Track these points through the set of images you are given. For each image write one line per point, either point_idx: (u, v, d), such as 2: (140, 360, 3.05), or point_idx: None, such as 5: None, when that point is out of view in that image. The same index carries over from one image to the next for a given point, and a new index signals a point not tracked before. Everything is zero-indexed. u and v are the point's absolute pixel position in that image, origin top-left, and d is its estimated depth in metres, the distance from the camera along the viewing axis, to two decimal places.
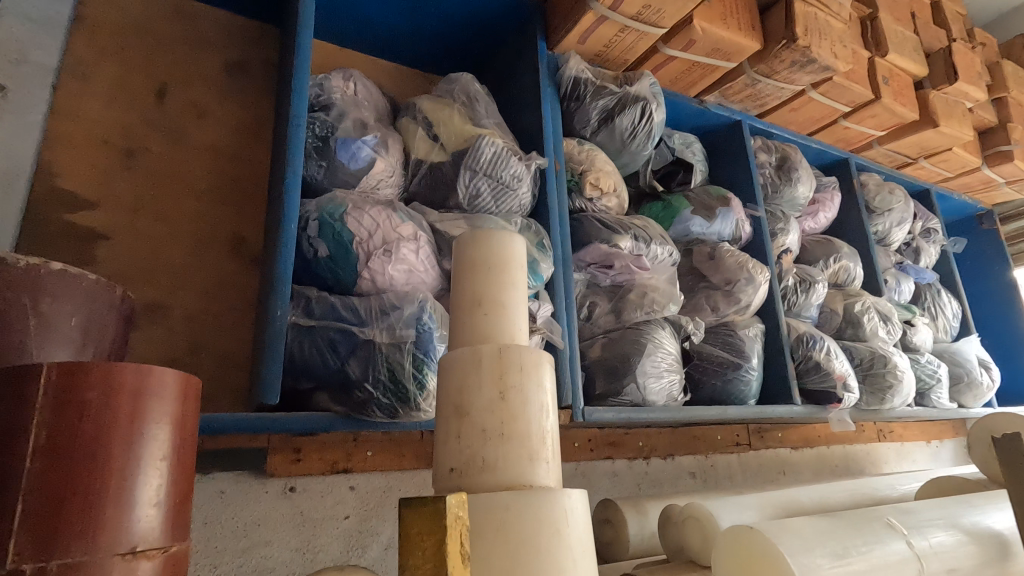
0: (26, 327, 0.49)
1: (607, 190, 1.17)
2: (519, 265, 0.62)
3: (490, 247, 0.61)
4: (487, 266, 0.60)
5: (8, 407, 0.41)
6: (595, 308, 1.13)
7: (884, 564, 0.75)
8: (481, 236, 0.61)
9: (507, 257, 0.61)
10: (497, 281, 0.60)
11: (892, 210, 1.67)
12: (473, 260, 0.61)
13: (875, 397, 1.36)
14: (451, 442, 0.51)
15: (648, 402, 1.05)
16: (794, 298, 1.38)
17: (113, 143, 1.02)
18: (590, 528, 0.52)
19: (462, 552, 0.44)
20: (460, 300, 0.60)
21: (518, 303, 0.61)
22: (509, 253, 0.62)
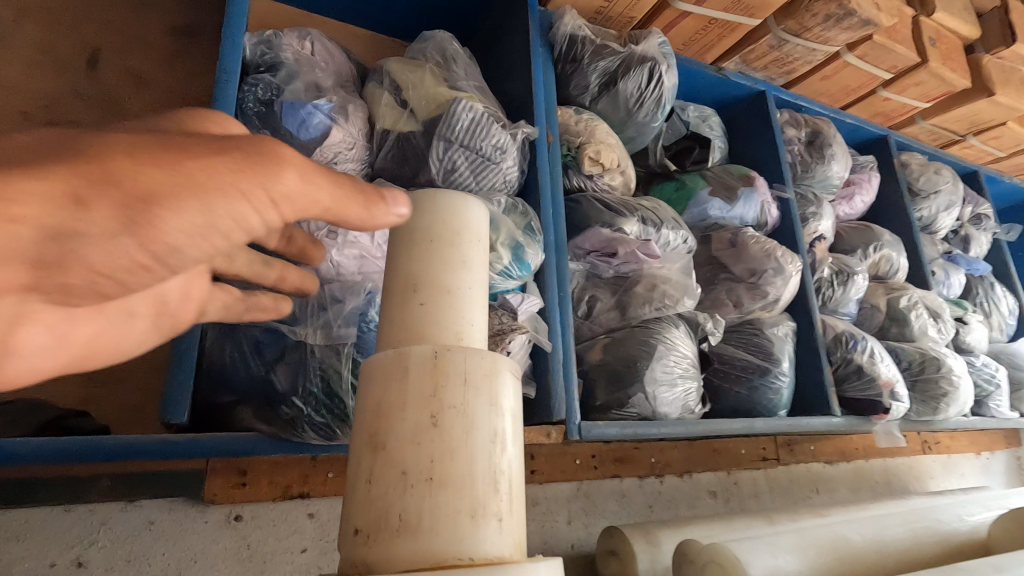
0: None
1: (610, 165, 1.01)
2: (473, 240, 0.48)
3: (432, 217, 0.47)
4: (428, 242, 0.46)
5: None
6: (596, 303, 0.96)
7: None
8: (420, 203, 0.47)
9: (456, 230, 0.47)
10: (440, 262, 0.46)
11: (939, 192, 1.47)
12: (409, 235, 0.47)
13: (927, 407, 1.16)
14: (360, 487, 0.38)
15: (659, 416, 0.88)
16: (830, 291, 1.19)
17: (33, 115, 0.88)
18: None
19: None
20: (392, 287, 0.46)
21: (468, 291, 0.46)
22: (459, 224, 0.47)
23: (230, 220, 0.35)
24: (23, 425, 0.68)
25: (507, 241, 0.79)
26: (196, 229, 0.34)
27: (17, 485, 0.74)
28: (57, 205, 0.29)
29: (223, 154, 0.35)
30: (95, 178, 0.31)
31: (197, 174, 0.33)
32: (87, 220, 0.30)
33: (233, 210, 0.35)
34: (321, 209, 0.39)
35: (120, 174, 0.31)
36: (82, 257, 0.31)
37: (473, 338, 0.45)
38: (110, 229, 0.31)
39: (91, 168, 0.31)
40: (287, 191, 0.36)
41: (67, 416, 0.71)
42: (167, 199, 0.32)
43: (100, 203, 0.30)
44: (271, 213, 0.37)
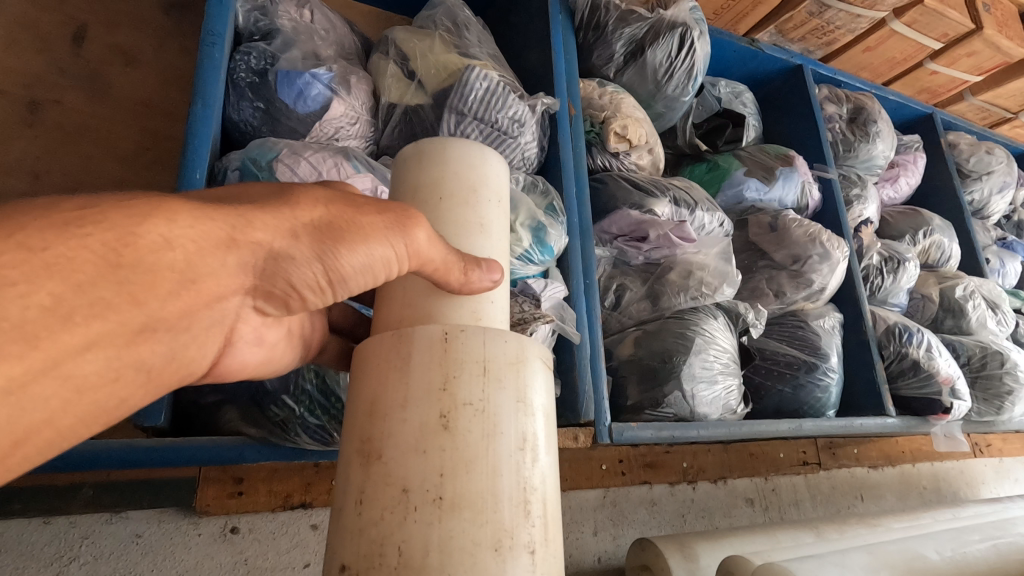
0: None
1: (638, 142, 0.92)
2: (492, 194, 0.45)
3: (443, 168, 0.43)
4: (438, 196, 0.43)
5: None
6: (625, 292, 0.87)
7: None
8: (429, 154, 0.44)
9: (472, 186, 0.44)
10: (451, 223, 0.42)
11: (991, 172, 1.36)
12: (413, 188, 0.44)
13: (990, 406, 1.05)
14: (348, 514, 0.30)
15: (698, 416, 0.78)
16: (879, 280, 1.09)
17: (12, 92, 0.82)
18: None
19: None
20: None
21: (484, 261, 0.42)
22: (475, 178, 0.44)
23: (387, 271, 0.36)
24: None
25: (527, 222, 0.71)
26: (366, 274, 0.36)
27: None
28: (282, 234, 0.33)
29: (395, 210, 0.36)
30: (303, 216, 0.34)
31: (368, 222, 0.35)
32: (295, 249, 0.33)
33: (384, 262, 0.36)
34: (446, 270, 0.38)
35: (325, 214, 0.34)
36: (290, 276, 0.34)
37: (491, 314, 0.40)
38: (306, 259, 0.34)
39: (300, 208, 0.34)
40: (422, 248, 0.36)
41: None
42: (350, 242, 0.34)
43: (304, 240, 0.33)
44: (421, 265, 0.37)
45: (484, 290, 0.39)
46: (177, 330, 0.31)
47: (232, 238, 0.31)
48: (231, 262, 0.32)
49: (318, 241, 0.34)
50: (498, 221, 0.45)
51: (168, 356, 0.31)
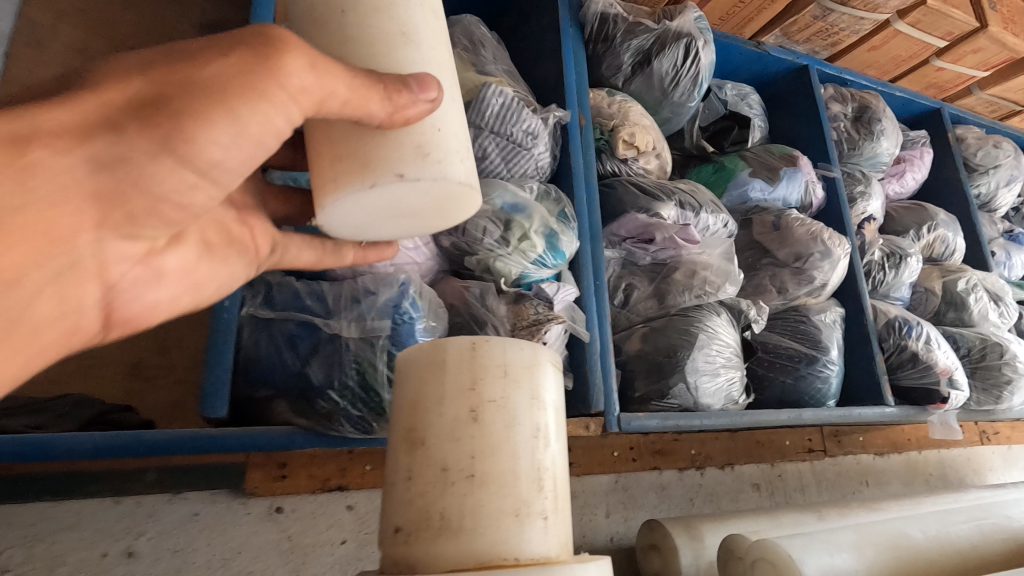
0: None
1: (645, 148, 0.97)
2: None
3: None
4: (340, 8, 0.45)
5: None
6: (633, 291, 0.93)
7: None
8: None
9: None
10: (365, 32, 0.44)
11: (999, 166, 1.38)
12: (316, 4, 0.46)
13: (989, 395, 1.09)
14: (397, 488, 0.37)
15: (702, 407, 0.84)
16: (881, 275, 1.13)
17: None
18: None
19: None
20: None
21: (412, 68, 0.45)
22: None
23: (270, 115, 0.37)
24: (68, 419, 0.69)
25: (541, 228, 0.77)
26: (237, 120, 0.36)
27: (67, 477, 0.76)
28: (99, 133, 0.33)
29: (228, 47, 0.36)
30: (123, 99, 0.34)
31: (207, 73, 0.35)
32: (127, 141, 0.34)
33: (262, 111, 0.36)
34: (349, 93, 0.39)
35: (150, 80, 0.35)
36: (134, 174, 0.35)
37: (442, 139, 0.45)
38: (153, 139, 0.34)
39: (103, 95, 0.33)
40: (302, 83, 0.37)
41: (112, 412, 0.72)
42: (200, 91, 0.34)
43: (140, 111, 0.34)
44: (300, 93, 0.37)
45: (418, 113, 0.42)
46: (21, 282, 0.32)
47: (28, 152, 0.31)
48: (49, 182, 0.32)
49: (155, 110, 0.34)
50: (428, 27, 0.47)
51: (23, 307, 0.33)
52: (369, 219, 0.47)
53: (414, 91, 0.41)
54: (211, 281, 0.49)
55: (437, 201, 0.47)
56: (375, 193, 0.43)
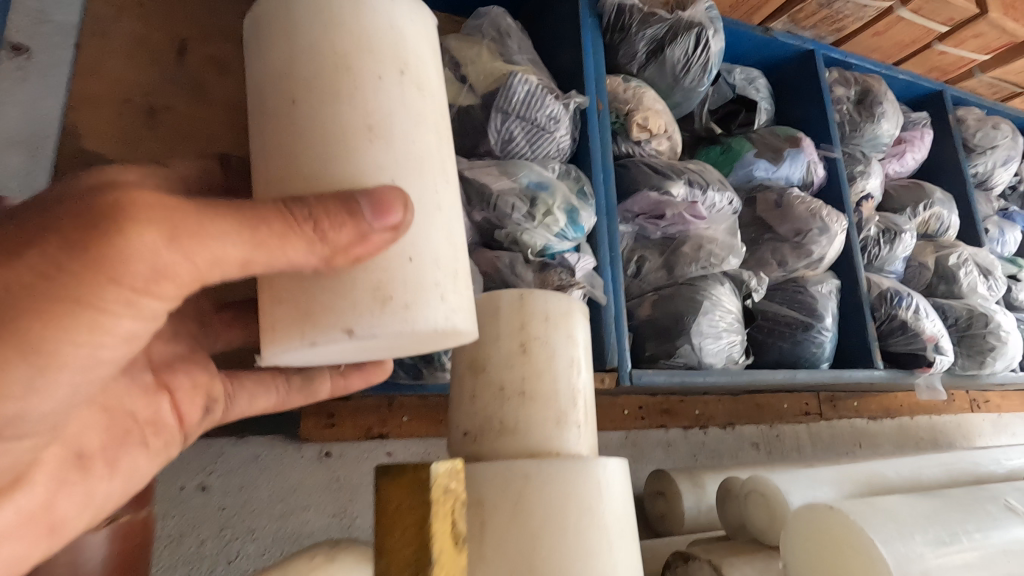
0: None
1: (657, 131, 1.05)
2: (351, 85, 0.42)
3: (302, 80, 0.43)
4: (294, 94, 0.42)
5: None
6: (644, 263, 1.02)
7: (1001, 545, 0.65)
8: (286, 28, 0.43)
9: (343, 62, 0.42)
10: (321, 120, 0.42)
11: (996, 146, 1.44)
12: (276, 76, 0.43)
13: (973, 361, 1.18)
14: (464, 404, 0.48)
15: (705, 365, 0.94)
16: (876, 250, 1.21)
17: (134, 101, 0.98)
18: (631, 504, 0.48)
19: (454, 531, 0.40)
20: (268, 169, 0.43)
21: (375, 170, 0.41)
22: (347, 52, 0.42)
23: (96, 310, 0.37)
24: None
25: (563, 205, 0.86)
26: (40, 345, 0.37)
27: None
28: None
29: (34, 235, 0.35)
30: None
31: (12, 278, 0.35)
32: None
33: (88, 317, 0.37)
34: (253, 249, 0.37)
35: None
36: None
37: (415, 270, 0.42)
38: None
39: None
40: (158, 257, 0.35)
41: None
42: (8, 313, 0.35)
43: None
44: (137, 280, 0.36)
45: (358, 254, 0.39)
46: None
47: None
48: None
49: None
50: (400, 103, 0.43)
51: None
52: (323, 358, 0.45)
53: (367, 219, 0.39)
54: (74, 514, 0.49)
55: (403, 344, 0.44)
56: (321, 347, 0.41)
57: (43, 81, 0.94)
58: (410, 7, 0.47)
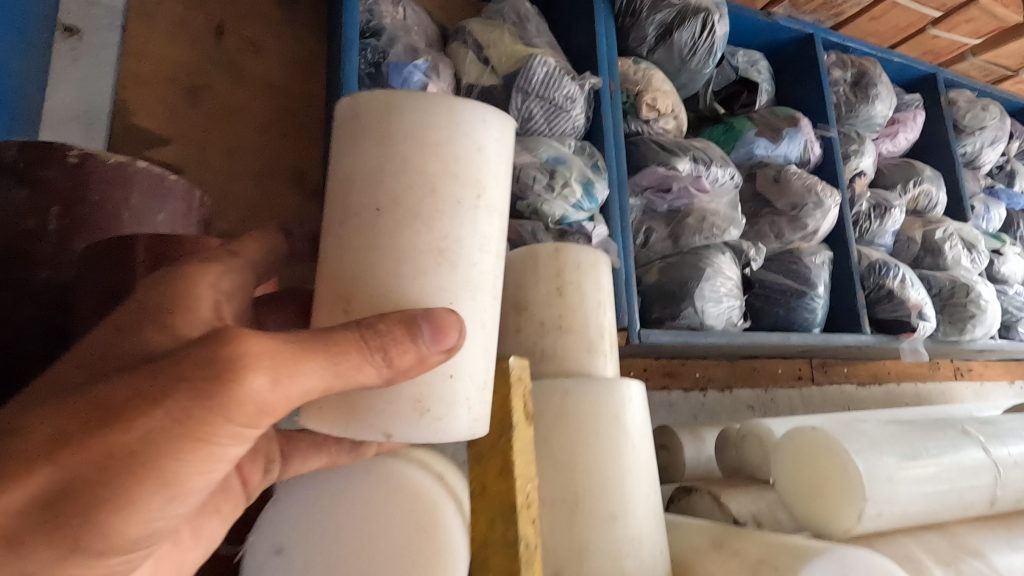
0: (119, 218, 0.57)
1: (665, 111, 1.13)
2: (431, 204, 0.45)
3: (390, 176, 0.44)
4: (377, 203, 0.44)
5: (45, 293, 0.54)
6: (651, 234, 1.10)
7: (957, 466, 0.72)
8: (383, 139, 0.45)
9: (430, 189, 0.45)
10: (398, 237, 0.44)
11: (985, 127, 1.52)
12: (361, 183, 0.45)
13: (954, 327, 1.27)
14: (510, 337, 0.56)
15: (706, 326, 1.03)
16: (867, 224, 1.30)
17: (178, 80, 1.05)
18: (647, 421, 0.57)
19: (527, 412, 0.49)
20: (334, 270, 0.45)
21: (437, 293, 0.44)
22: (435, 178, 0.45)
23: (209, 451, 0.37)
24: None
25: (579, 178, 0.94)
26: (165, 478, 0.37)
27: None
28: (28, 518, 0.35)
29: (161, 391, 0.35)
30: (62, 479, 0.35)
31: (132, 430, 0.35)
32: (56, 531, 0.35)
33: (200, 455, 0.37)
34: (334, 380, 0.38)
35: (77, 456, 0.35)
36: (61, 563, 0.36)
37: (452, 384, 0.44)
38: (73, 529, 0.35)
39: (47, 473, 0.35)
40: (257, 398, 0.36)
41: None
42: (130, 462, 0.35)
43: (65, 492, 0.35)
44: (245, 417, 0.36)
45: (413, 371, 0.40)
46: None
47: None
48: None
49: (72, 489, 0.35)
50: (471, 232, 0.46)
51: None
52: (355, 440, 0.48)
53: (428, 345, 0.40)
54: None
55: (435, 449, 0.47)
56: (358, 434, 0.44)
57: (92, 61, 1.01)
58: (498, 129, 0.48)
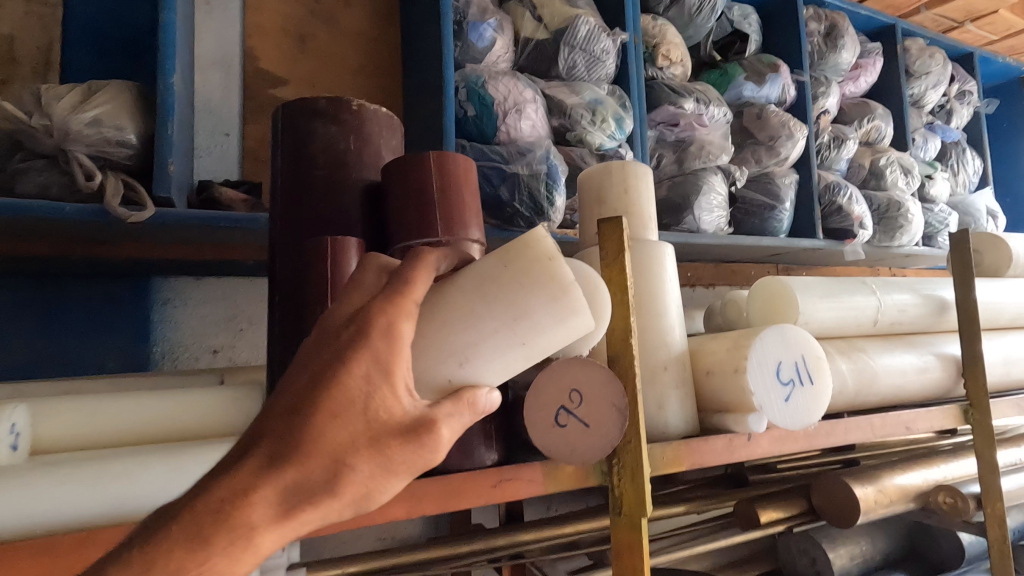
0: (380, 135, 0.75)
1: (675, 60, 1.43)
2: (538, 346, 0.50)
3: (552, 319, 0.49)
4: (521, 335, 0.49)
5: (329, 175, 0.71)
6: (662, 159, 1.42)
7: (862, 309, 0.96)
8: (559, 306, 0.49)
9: (546, 349, 0.51)
10: (502, 359, 0.50)
11: (929, 72, 1.84)
12: (521, 312, 0.49)
13: (886, 235, 1.65)
14: (589, 219, 0.85)
15: (701, 230, 1.37)
16: (827, 152, 1.64)
17: (289, 31, 1.30)
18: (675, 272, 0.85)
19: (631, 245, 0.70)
20: (449, 342, 0.49)
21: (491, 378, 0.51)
22: (554, 345, 0.51)
23: None
24: None
25: (613, 115, 1.25)
26: None
27: None
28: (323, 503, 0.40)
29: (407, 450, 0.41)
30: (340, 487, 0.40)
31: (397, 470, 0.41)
32: None
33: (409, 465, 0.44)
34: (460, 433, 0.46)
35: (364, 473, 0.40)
36: None
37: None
38: None
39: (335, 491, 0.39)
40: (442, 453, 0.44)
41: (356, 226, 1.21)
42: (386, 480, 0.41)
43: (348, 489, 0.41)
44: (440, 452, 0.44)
45: None
46: None
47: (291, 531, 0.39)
48: None
49: (356, 498, 0.40)
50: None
51: None
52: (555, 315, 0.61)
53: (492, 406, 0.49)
54: None
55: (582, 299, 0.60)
56: None
57: (224, 15, 1.25)
58: None
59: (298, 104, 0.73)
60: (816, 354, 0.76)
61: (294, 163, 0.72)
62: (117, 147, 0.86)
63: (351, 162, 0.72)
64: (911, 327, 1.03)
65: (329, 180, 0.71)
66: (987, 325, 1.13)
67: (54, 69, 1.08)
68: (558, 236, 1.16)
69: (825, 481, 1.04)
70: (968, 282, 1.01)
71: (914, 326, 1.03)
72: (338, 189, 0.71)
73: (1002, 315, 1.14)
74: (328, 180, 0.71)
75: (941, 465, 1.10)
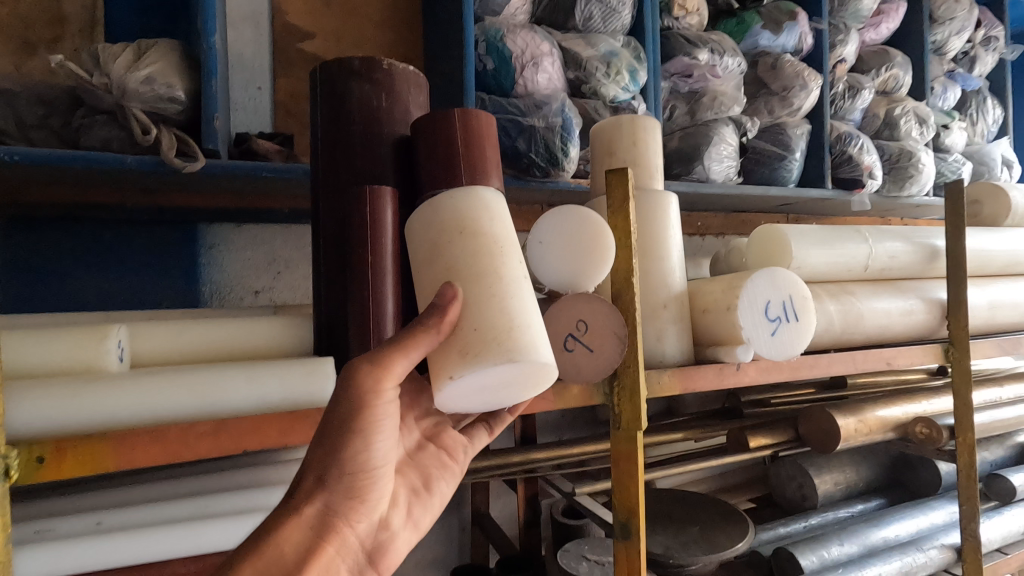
0: (409, 94, 0.83)
1: (692, 9, 1.45)
2: (431, 252, 0.62)
3: (418, 237, 0.65)
4: (419, 264, 0.64)
5: (365, 130, 0.79)
6: (675, 110, 1.45)
7: (854, 256, 1.03)
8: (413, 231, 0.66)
9: (438, 244, 0.62)
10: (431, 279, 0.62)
11: (954, 18, 1.81)
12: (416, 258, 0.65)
13: (895, 184, 1.68)
14: (600, 170, 0.93)
15: (711, 180, 1.43)
16: (841, 102, 1.65)
17: None
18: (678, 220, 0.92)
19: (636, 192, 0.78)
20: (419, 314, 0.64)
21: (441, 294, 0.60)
22: (436, 239, 0.62)
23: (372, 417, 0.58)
24: None
25: (627, 68, 1.29)
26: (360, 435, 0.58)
27: None
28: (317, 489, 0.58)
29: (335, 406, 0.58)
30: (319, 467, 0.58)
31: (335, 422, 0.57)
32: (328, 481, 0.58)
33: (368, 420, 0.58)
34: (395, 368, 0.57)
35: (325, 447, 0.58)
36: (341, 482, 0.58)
37: (480, 335, 0.57)
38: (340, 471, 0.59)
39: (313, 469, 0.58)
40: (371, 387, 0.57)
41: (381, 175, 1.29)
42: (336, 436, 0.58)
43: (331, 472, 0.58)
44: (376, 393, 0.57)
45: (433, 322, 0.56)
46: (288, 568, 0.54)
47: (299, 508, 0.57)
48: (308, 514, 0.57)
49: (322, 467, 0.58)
50: (471, 252, 0.60)
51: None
52: (567, 251, 0.69)
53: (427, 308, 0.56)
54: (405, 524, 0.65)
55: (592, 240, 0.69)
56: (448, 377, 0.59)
57: None
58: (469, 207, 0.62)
59: (334, 64, 0.80)
60: (802, 294, 0.84)
61: (333, 118, 0.80)
62: (167, 103, 0.94)
63: (384, 117, 0.80)
64: (901, 273, 1.10)
65: (365, 135, 0.79)
66: (978, 273, 1.19)
67: (100, 28, 1.15)
68: (571, 187, 1.23)
69: (810, 412, 1.14)
70: (959, 232, 1.07)
71: (904, 272, 1.10)
72: (374, 142, 0.79)
73: (994, 264, 1.20)
74: (364, 134, 0.79)
75: (923, 401, 1.20)
